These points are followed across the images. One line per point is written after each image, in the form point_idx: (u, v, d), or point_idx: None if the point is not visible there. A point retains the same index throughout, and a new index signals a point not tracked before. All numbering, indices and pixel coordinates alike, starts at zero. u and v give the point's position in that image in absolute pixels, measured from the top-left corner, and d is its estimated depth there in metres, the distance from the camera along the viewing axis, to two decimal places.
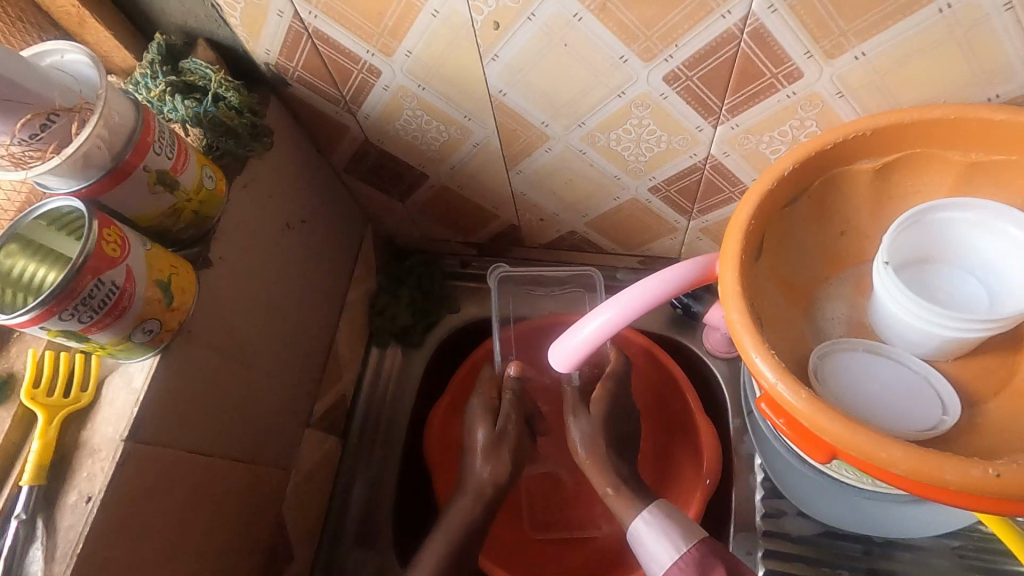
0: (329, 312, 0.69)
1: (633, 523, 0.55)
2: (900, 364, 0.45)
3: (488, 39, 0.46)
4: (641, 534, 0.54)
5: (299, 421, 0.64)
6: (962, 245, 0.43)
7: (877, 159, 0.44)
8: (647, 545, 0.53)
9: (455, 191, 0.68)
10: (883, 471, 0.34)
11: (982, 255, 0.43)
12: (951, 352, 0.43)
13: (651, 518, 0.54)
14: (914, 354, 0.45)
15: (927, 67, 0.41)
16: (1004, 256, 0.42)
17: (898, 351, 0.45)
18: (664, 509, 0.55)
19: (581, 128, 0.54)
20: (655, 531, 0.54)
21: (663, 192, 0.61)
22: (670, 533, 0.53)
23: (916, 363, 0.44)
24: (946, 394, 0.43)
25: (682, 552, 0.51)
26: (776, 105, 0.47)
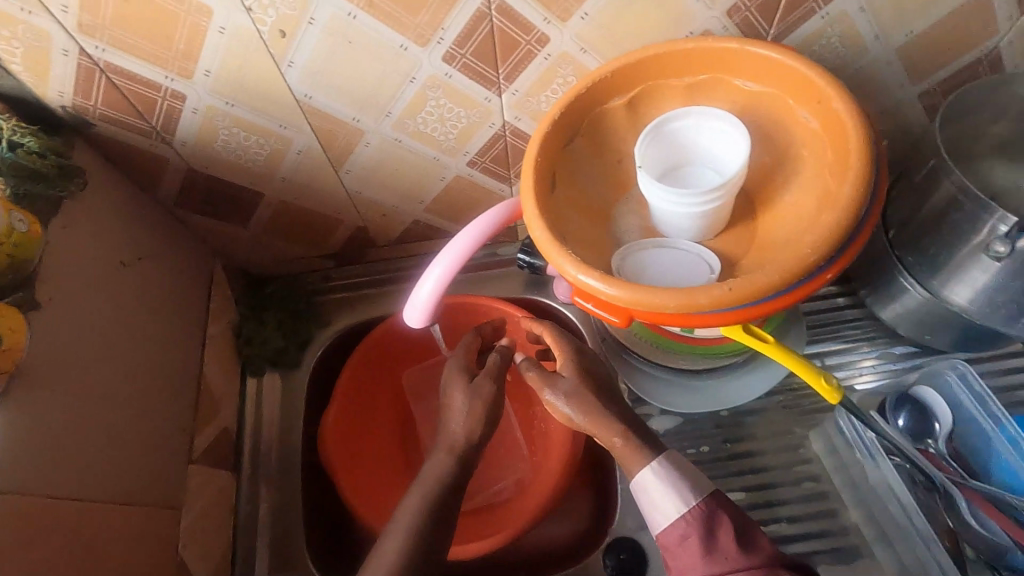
0: (191, 346, 0.69)
1: (642, 474, 0.55)
2: (677, 249, 0.55)
3: (279, 47, 0.51)
4: (649, 486, 0.54)
5: (180, 458, 0.63)
6: (694, 142, 0.55)
7: (624, 96, 0.56)
8: (655, 498, 0.54)
9: (293, 204, 0.71)
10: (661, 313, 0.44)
11: (709, 146, 0.54)
12: (708, 231, 0.55)
13: (660, 471, 0.54)
14: (688, 240, 0.55)
15: (635, 16, 0.53)
16: (722, 143, 0.53)
17: (676, 240, 0.55)
18: (677, 461, 0.55)
19: (390, 117, 0.60)
20: (665, 486, 0.53)
21: (481, 164, 0.69)
22: (678, 488, 0.53)
23: (689, 245, 0.55)
24: (711, 259, 0.54)
25: (689, 507, 0.52)
26: (539, 68, 0.57)
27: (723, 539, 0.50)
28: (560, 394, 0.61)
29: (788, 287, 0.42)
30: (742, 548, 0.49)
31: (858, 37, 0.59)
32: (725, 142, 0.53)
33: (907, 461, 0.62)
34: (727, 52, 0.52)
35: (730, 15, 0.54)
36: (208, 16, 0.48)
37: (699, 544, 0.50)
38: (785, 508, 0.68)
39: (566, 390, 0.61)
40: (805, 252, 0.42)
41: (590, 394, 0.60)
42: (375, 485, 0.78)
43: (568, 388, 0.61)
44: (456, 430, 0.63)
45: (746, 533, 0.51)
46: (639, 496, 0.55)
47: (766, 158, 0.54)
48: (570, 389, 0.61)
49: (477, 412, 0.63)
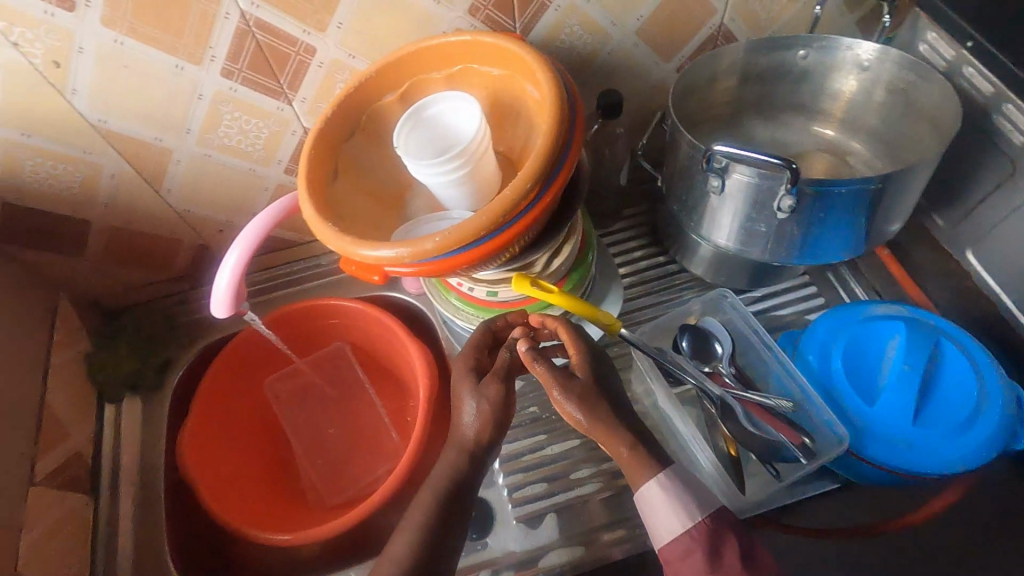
0: (29, 374, 0.71)
1: (648, 489, 0.54)
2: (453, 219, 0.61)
3: (58, 77, 0.57)
4: (656, 500, 0.53)
5: (16, 480, 0.64)
6: (438, 123, 0.62)
7: (394, 92, 0.64)
8: (660, 515, 0.53)
9: (124, 228, 0.75)
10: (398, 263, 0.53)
11: (451, 124, 0.61)
12: (477, 199, 0.62)
13: (667, 485, 0.53)
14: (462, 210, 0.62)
15: (385, 22, 0.61)
16: (461, 118, 0.61)
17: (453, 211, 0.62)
18: (683, 477, 0.54)
19: (192, 134, 0.66)
20: (672, 500, 0.53)
21: (298, 171, 0.75)
22: (683, 505, 0.53)
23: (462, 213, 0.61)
24: None
25: (694, 522, 0.52)
26: (318, 76, 0.64)
27: (729, 556, 0.51)
28: (571, 396, 0.57)
29: (495, 230, 0.52)
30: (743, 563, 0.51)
31: (596, 24, 0.68)
32: (463, 117, 0.61)
33: (694, 385, 0.69)
34: (466, 44, 0.61)
35: (474, 15, 0.64)
36: None
37: (704, 560, 0.50)
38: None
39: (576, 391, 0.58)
40: (507, 195, 0.51)
41: (601, 400, 0.58)
42: (235, 496, 0.79)
43: (580, 391, 0.58)
44: (466, 431, 0.60)
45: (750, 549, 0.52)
46: (644, 509, 0.54)
47: None
48: (579, 391, 0.58)
49: (486, 414, 0.60)
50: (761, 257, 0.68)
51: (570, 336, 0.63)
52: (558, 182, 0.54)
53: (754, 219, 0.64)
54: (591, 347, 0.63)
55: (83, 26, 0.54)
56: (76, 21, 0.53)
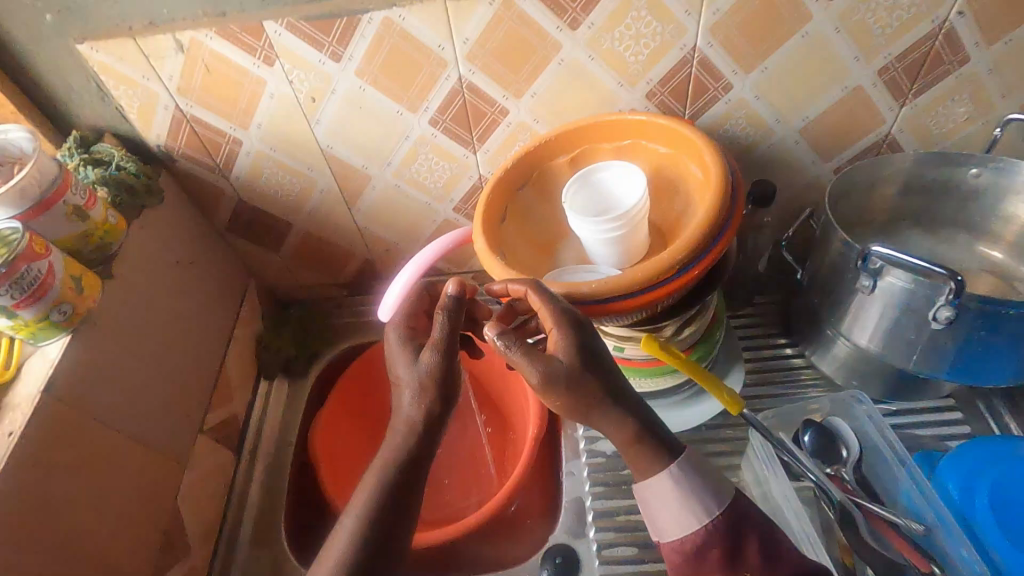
0: (219, 340, 0.85)
1: (658, 480, 0.53)
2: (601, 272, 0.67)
3: (311, 109, 0.71)
4: (671, 500, 0.52)
5: (192, 425, 0.76)
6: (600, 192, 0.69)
7: (566, 155, 0.72)
8: (670, 505, 0.53)
9: (316, 235, 0.89)
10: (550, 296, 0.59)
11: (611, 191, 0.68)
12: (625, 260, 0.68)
13: (681, 479, 0.52)
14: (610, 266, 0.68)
15: (571, 96, 0.70)
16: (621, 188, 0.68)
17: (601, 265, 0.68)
18: (694, 468, 0.53)
19: (390, 166, 0.78)
20: (686, 498, 0.52)
21: (464, 210, 0.85)
22: (694, 506, 0.52)
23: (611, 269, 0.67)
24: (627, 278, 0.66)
25: (710, 518, 0.52)
26: (504, 133, 0.75)
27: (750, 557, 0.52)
28: (532, 368, 0.49)
29: (645, 289, 0.57)
30: (764, 559, 0.51)
31: (762, 119, 0.73)
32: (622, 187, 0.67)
33: (813, 484, 0.67)
34: (641, 123, 0.68)
35: (649, 99, 0.71)
36: (263, 85, 0.68)
37: (723, 560, 0.51)
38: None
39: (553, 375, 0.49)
40: (663, 260, 0.57)
41: (563, 383, 0.49)
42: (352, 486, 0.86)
43: (558, 374, 0.49)
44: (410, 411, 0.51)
45: (773, 554, 0.52)
46: (649, 495, 0.54)
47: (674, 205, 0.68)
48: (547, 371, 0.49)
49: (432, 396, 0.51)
50: (904, 366, 0.66)
51: (552, 312, 0.53)
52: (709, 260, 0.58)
53: (903, 326, 0.63)
54: (581, 327, 0.52)
55: (341, 74, 0.67)
56: (338, 70, 0.67)
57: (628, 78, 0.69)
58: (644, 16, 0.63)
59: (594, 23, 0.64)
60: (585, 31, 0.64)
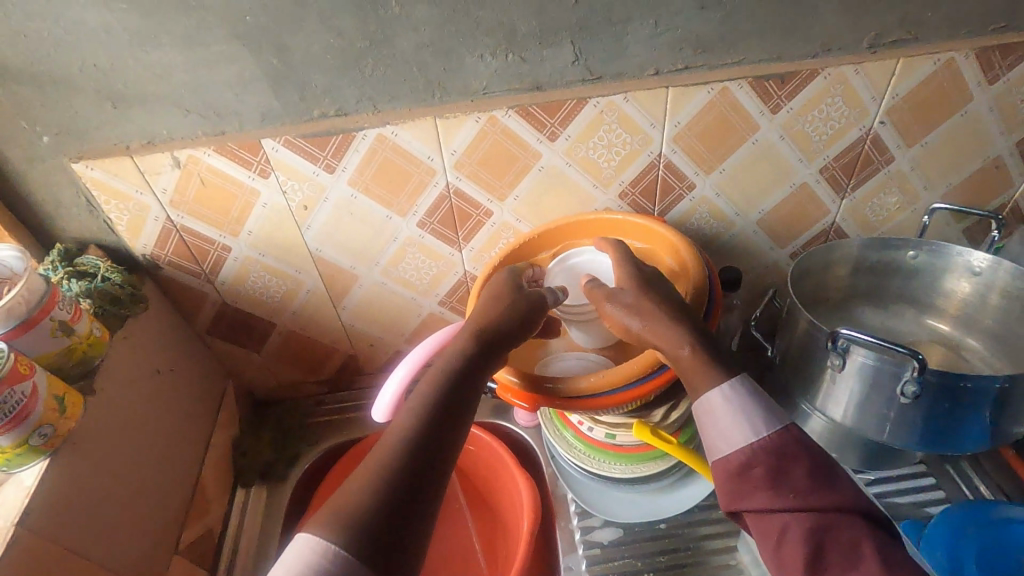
0: (197, 449, 0.81)
1: (714, 393, 0.54)
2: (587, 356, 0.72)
3: (302, 216, 0.73)
4: (720, 405, 0.54)
5: (167, 546, 0.71)
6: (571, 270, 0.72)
7: (549, 251, 0.76)
8: (724, 422, 0.53)
9: (300, 334, 0.89)
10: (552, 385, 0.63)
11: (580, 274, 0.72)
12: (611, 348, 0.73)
13: (733, 398, 0.54)
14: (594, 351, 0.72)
15: (550, 198, 0.76)
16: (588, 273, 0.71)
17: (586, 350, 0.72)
18: (753, 392, 0.54)
19: (378, 266, 0.81)
20: (736, 405, 0.53)
21: (449, 304, 0.87)
22: (749, 412, 0.53)
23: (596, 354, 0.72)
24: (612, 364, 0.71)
25: (764, 438, 0.52)
26: (488, 232, 0.79)
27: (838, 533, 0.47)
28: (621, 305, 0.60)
29: (638, 379, 0.62)
30: (813, 482, 0.49)
31: (723, 213, 0.80)
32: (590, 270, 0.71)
33: None
34: (616, 221, 0.74)
35: (622, 198, 0.77)
36: (256, 196, 0.71)
37: (767, 476, 0.50)
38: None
39: (629, 300, 0.60)
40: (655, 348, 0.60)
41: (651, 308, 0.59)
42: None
43: (631, 294, 0.61)
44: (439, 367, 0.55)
45: (821, 468, 0.50)
46: (707, 421, 0.54)
47: None
48: (635, 300, 0.60)
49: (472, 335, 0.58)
50: (878, 439, 0.70)
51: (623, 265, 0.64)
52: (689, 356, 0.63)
53: (874, 402, 0.67)
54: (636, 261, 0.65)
55: (335, 184, 0.71)
56: (331, 180, 0.70)
57: (602, 181, 0.75)
58: (615, 129, 0.70)
59: (570, 135, 0.70)
60: (562, 142, 0.71)
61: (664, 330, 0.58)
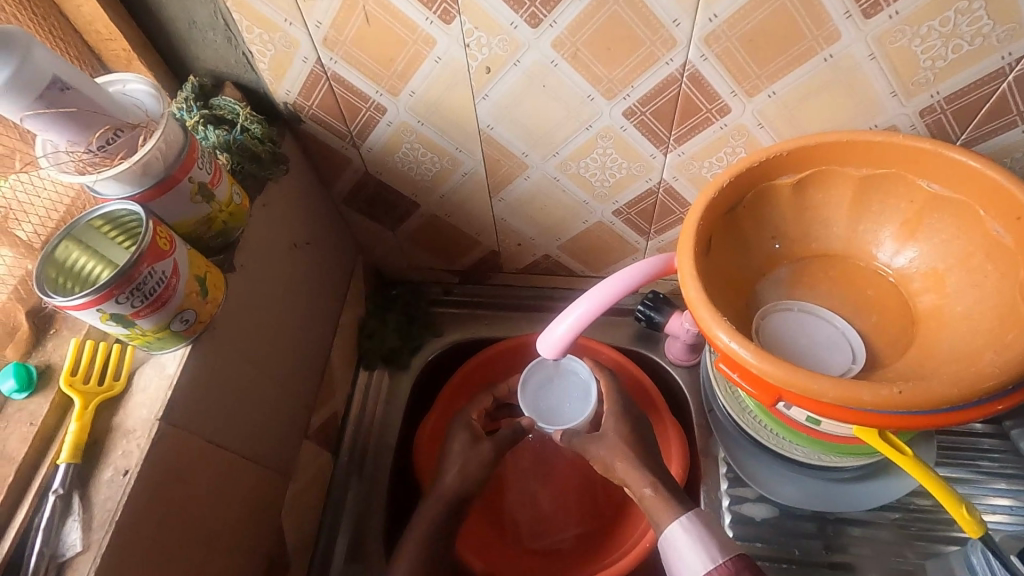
0: (326, 331, 0.74)
1: (670, 527, 0.58)
2: (826, 322, 0.57)
3: (480, 82, 0.56)
4: (676, 539, 0.57)
5: (299, 430, 0.67)
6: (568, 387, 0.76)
7: (793, 175, 0.55)
8: (682, 553, 0.56)
9: (443, 220, 0.76)
10: (772, 386, 0.44)
11: (554, 403, 0.76)
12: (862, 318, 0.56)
13: (688, 526, 0.57)
14: (835, 317, 0.57)
15: (820, 102, 0.54)
16: (575, 386, 0.76)
17: (826, 312, 0.57)
18: (704, 520, 0.58)
19: (556, 157, 0.64)
20: (692, 540, 0.56)
21: (625, 215, 0.71)
22: (704, 541, 0.56)
23: (837, 321, 0.56)
24: (856, 343, 0.55)
25: (716, 564, 0.54)
26: (711, 135, 0.59)
27: None
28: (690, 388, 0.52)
29: (958, 406, 0.40)
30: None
31: None
32: (582, 400, 0.74)
33: None
34: (918, 151, 0.50)
35: (922, 115, 0.53)
36: (431, 46, 0.54)
37: None
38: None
39: (611, 438, 0.66)
40: (986, 371, 0.40)
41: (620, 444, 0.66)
42: (481, 533, 0.80)
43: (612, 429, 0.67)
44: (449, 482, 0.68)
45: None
46: (666, 550, 0.58)
47: (938, 264, 0.53)
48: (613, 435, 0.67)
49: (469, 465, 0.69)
50: None
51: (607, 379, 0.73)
52: (1010, 400, 0.41)
53: None
54: None
55: (534, 43, 0.52)
56: (531, 37, 0.52)
57: (908, 87, 0.51)
58: (976, 11, 0.45)
59: (898, 12, 0.46)
60: (881, 22, 0.47)
61: (629, 462, 0.64)
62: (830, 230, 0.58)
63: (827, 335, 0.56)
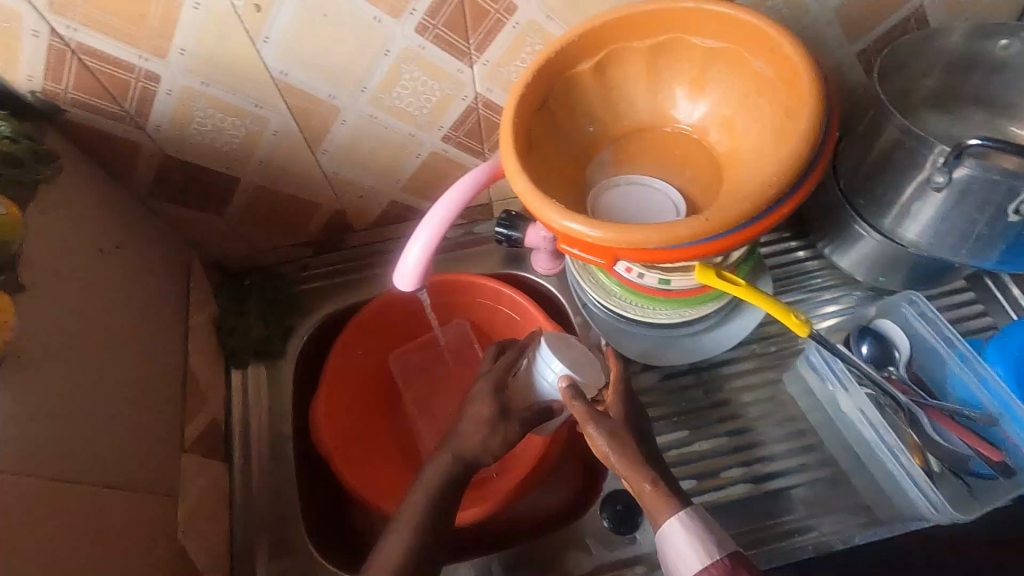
0: (175, 337, 0.68)
1: (668, 523, 0.50)
2: (645, 186, 0.61)
3: (254, 22, 0.53)
4: (673, 537, 0.50)
5: (172, 446, 0.62)
6: None
7: (591, 59, 0.58)
8: (679, 552, 0.49)
9: (271, 189, 0.71)
10: (606, 248, 0.48)
11: None
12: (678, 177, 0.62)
13: (685, 522, 0.50)
14: (651, 180, 0.62)
15: None
16: None
17: (643, 179, 0.62)
18: (700, 514, 0.51)
19: (365, 92, 0.62)
20: (690, 538, 0.49)
21: (455, 139, 0.71)
22: (703, 535, 0.49)
23: (654, 182, 0.61)
24: (675, 197, 0.60)
25: (715, 562, 0.47)
26: (508, 37, 0.60)
27: None
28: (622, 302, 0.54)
29: (755, 219, 0.46)
30: None
31: None
32: None
33: (874, 388, 0.65)
34: (684, 11, 0.54)
35: None
36: None
37: None
38: (777, 462, 0.70)
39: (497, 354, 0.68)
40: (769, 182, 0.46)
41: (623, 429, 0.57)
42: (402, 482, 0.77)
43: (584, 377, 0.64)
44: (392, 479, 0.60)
45: None
46: (661, 550, 0.51)
47: (725, 111, 0.59)
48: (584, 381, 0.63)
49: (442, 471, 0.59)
50: (956, 259, 0.64)
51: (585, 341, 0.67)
52: (793, 202, 0.47)
53: (971, 218, 0.60)
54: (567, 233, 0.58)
55: None
56: None
57: None
58: None
59: None
60: None
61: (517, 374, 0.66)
62: (634, 104, 0.62)
63: (649, 198, 0.60)
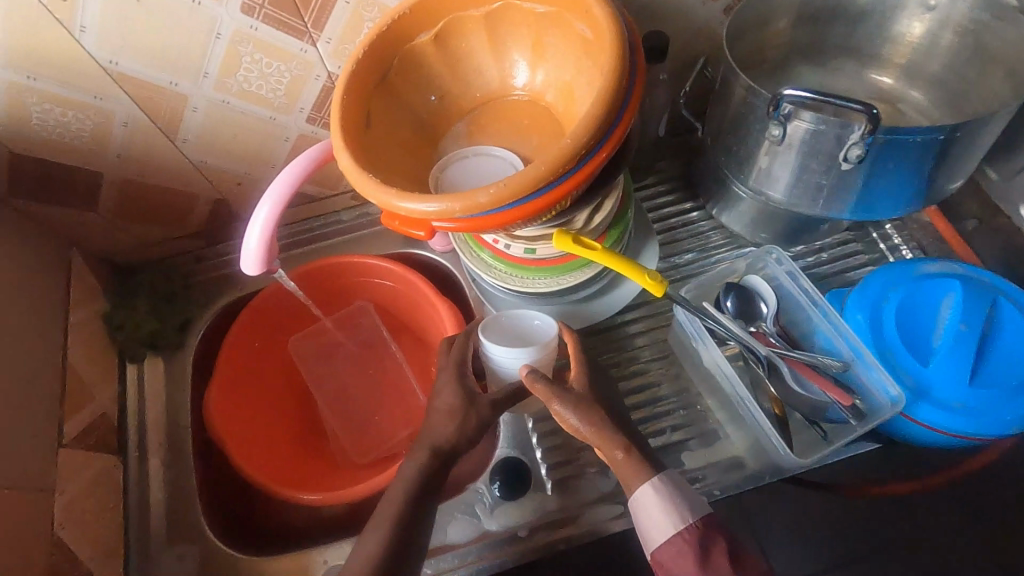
0: (50, 335, 0.68)
1: (640, 488, 0.54)
2: (493, 157, 0.60)
3: (64, 12, 0.53)
4: (644, 501, 0.53)
5: (45, 441, 0.62)
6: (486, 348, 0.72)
7: (427, 31, 0.57)
8: (650, 515, 0.53)
9: (139, 181, 0.71)
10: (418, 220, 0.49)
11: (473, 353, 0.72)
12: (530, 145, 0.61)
13: (658, 486, 0.53)
14: (500, 150, 0.61)
15: None
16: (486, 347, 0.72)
17: (493, 149, 0.61)
18: (670, 480, 0.54)
19: (208, 77, 0.61)
20: (660, 502, 0.52)
21: (322, 120, 0.70)
22: (673, 502, 0.52)
23: (503, 152, 0.60)
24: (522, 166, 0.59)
25: (684, 529, 0.51)
26: (344, 13, 0.60)
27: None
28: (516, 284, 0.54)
29: (551, 183, 0.48)
30: None
31: None
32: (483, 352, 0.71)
33: (737, 343, 0.65)
34: None
35: None
36: None
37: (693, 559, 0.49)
38: (662, 422, 0.71)
39: None
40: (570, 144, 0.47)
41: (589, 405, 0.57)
42: (302, 463, 0.78)
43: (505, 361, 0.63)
44: None
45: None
46: (634, 511, 0.54)
47: (566, 77, 0.59)
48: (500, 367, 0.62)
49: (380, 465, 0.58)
50: (813, 212, 0.65)
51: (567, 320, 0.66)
52: (592, 163, 0.49)
53: (813, 170, 0.61)
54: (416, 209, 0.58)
55: None
56: None
57: None
58: None
59: None
60: None
61: None
62: (482, 74, 0.62)
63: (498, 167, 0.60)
